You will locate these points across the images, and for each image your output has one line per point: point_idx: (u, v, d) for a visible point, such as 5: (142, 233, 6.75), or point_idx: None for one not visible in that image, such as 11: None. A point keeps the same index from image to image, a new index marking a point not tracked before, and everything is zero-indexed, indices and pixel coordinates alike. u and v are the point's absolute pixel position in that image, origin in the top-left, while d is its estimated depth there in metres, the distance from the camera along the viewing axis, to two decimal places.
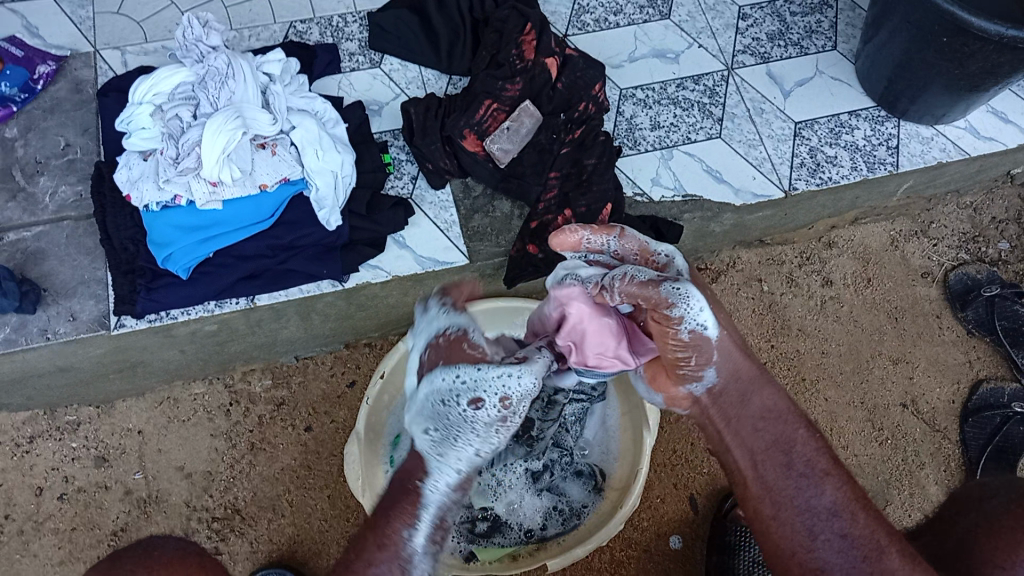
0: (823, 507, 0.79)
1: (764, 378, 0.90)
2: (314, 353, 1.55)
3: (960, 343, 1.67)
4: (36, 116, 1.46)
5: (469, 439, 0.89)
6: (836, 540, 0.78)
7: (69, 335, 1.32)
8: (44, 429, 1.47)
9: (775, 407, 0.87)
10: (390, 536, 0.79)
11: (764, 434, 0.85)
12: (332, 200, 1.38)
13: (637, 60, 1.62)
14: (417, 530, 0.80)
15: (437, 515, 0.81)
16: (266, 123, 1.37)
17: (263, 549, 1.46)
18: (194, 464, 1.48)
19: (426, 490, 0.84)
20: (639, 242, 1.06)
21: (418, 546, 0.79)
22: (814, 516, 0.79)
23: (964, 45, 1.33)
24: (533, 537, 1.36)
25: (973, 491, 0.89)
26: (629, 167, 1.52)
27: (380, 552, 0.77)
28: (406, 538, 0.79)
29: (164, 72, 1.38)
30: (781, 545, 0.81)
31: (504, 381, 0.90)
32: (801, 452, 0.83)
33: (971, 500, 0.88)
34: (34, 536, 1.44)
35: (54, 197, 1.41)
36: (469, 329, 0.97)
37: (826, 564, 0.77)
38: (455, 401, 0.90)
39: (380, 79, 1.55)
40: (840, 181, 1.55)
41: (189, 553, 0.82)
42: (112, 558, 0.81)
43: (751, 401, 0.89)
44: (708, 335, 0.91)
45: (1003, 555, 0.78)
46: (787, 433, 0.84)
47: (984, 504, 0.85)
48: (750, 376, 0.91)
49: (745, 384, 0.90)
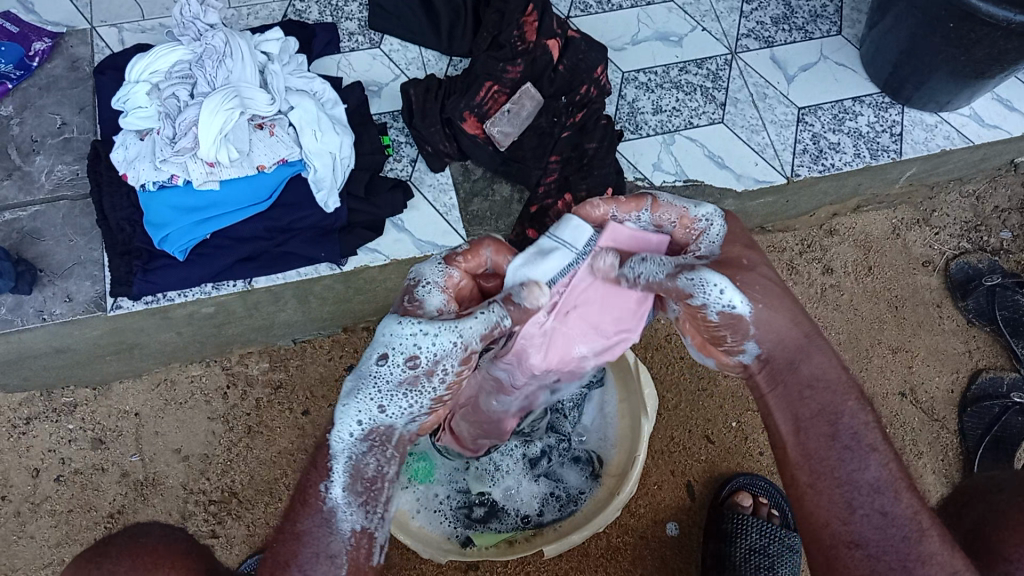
0: (867, 481, 0.75)
1: (814, 345, 0.84)
2: (313, 336, 1.54)
3: (960, 332, 1.67)
4: (32, 94, 1.44)
5: (379, 393, 0.83)
6: (875, 515, 0.73)
7: (65, 316, 1.31)
8: (41, 410, 1.46)
9: (825, 376, 0.81)
10: (311, 492, 0.79)
11: (809, 402, 0.80)
12: (330, 182, 1.36)
13: (640, 42, 1.60)
14: (332, 484, 0.79)
15: (350, 467, 0.81)
16: (264, 103, 1.35)
17: (259, 533, 1.45)
18: (191, 446, 1.48)
19: (334, 440, 0.83)
20: (677, 205, 0.98)
21: (336, 498, 0.78)
22: (855, 489, 0.75)
23: (971, 32, 1.31)
24: (529, 522, 1.35)
25: (977, 483, 0.88)
26: (630, 152, 1.51)
27: (302, 509, 0.78)
28: (322, 491, 0.79)
29: (162, 50, 1.36)
30: (817, 514, 0.76)
31: (415, 340, 0.83)
32: (849, 424, 0.78)
33: (975, 492, 0.87)
34: (30, 517, 1.43)
35: (51, 177, 1.40)
36: (422, 281, 0.90)
37: (861, 536, 0.73)
38: (370, 354, 0.86)
39: (380, 59, 1.53)
40: (842, 167, 1.54)
41: (178, 539, 0.81)
42: (102, 543, 0.80)
43: (800, 367, 0.83)
44: (740, 313, 0.87)
45: (1009, 546, 0.77)
46: (836, 402, 0.79)
47: (987, 496, 0.84)
48: (798, 345, 0.85)
49: (792, 353, 0.85)
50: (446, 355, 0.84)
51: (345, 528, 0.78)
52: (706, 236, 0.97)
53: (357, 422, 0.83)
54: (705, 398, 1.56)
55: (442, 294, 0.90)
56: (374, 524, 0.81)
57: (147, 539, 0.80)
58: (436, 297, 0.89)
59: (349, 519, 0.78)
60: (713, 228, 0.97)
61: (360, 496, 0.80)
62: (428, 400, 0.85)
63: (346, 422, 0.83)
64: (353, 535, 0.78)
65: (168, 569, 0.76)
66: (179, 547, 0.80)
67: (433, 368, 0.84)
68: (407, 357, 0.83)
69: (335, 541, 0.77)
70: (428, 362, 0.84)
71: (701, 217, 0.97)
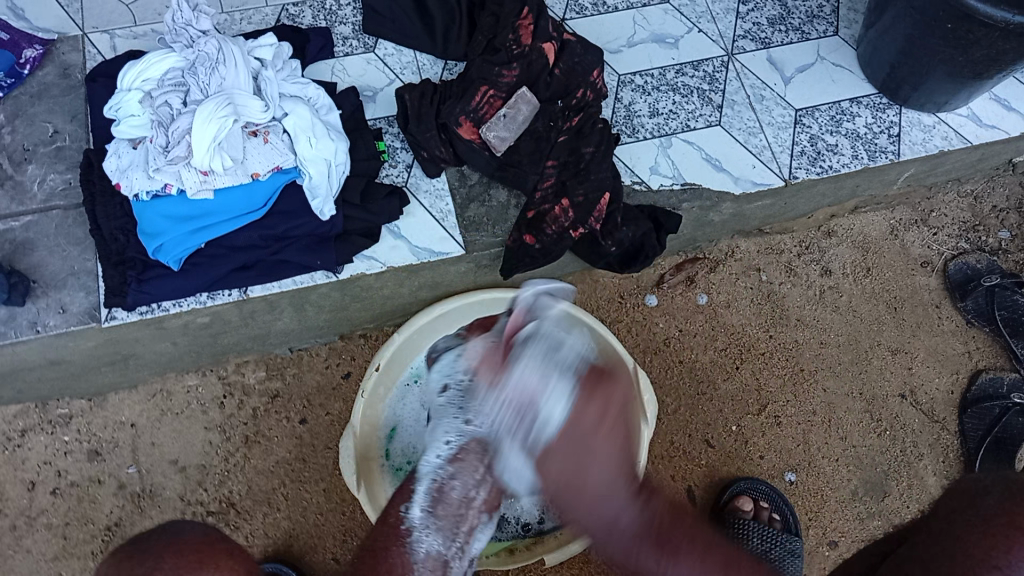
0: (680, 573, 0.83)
1: (592, 456, 0.89)
2: (310, 345, 1.53)
3: (959, 333, 1.66)
4: (23, 102, 1.43)
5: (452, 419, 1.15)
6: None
7: (60, 328, 1.30)
8: (36, 422, 1.45)
9: (602, 489, 0.87)
10: (394, 515, 1.08)
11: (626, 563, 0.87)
12: (325, 189, 1.34)
13: (636, 44, 1.59)
14: (411, 504, 1.09)
15: (431, 480, 1.11)
16: (257, 110, 1.33)
17: (258, 544, 1.44)
18: (188, 457, 1.47)
19: (421, 468, 1.14)
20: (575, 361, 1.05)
21: (413, 515, 1.08)
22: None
23: (968, 32, 1.31)
24: (529, 530, 1.39)
25: (967, 487, 0.87)
26: (627, 155, 1.50)
27: (388, 520, 1.08)
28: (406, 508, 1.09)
29: (154, 58, 1.35)
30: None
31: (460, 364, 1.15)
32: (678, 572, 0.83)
33: (963, 499, 0.85)
34: (26, 531, 1.42)
35: (43, 186, 1.39)
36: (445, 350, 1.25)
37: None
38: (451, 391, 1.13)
39: (374, 63, 1.52)
40: (840, 169, 1.54)
41: (216, 540, 0.84)
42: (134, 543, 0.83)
43: (583, 484, 0.88)
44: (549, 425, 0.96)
45: (999, 554, 0.76)
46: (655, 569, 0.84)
47: (980, 501, 0.83)
48: (582, 458, 0.89)
49: (605, 515, 0.86)
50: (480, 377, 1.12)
51: (423, 543, 1.05)
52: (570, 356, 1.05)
53: (435, 452, 1.14)
54: (705, 401, 1.58)
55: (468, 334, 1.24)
56: (449, 549, 1.07)
57: (185, 535, 0.83)
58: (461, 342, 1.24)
59: (426, 540, 1.05)
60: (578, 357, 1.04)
61: (433, 519, 1.08)
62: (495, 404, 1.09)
63: (429, 453, 1.15)
64: (428, 552, 1.04)
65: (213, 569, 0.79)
66: (217, 546, 0.83)
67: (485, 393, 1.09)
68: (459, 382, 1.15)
69: (415, 555, 1.03)
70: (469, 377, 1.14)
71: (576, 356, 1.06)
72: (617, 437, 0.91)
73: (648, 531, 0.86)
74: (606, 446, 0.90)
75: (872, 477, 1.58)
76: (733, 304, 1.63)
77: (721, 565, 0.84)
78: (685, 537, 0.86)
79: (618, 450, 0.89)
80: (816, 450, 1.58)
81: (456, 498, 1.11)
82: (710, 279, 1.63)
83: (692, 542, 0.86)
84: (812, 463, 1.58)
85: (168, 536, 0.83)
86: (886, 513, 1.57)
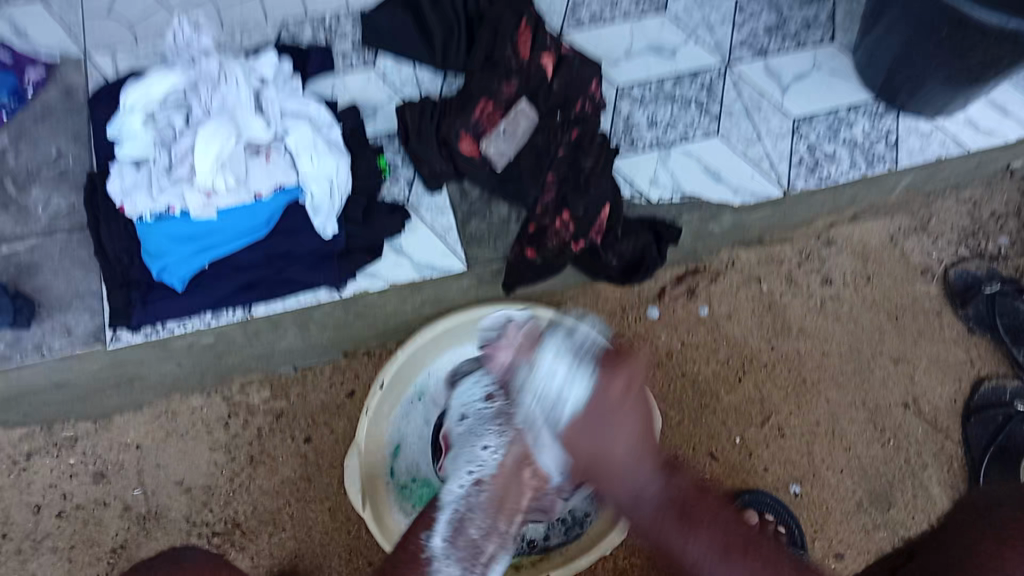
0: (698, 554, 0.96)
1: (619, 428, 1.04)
2: (314, 362, 1.52)
3: (960, 342, 1.65)
4: (27, 123, 1.44)
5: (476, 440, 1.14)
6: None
7: (64, 350, 1.33)
8: (41, 445, 1.45)
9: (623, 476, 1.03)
10: (412, 543, 1.09)
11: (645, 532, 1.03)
12: (328, 206, 1.36)
13: (633, 56, 1.60)
14: (433, 533, 1.09)
15: (452, 514, 1.10)
16: (260, 129, 1.31)
17: (264, 564, 1.45)
18: (193, 478, 1.47)
19: (444, 494, 1.13)
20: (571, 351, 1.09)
21: (434, 545, 1.08)
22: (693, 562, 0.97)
23: (963, 38, 1.32)
24: (535, 547, 1.38)
25: (976, 503, 0.89)
26: (627, 168, 1.52)
27: (404, 554, 1.08)
28: (426, 540, 1.08)
29: (153, 78, 1.30)
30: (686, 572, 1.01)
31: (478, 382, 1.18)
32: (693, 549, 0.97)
33: (971, 512, 0.87)
34: (32, 554, 1.43)
35: (47, 208, 1.40)
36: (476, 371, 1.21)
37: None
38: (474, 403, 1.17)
39: (374, 81, 1.53)
40: (839, 179, 1.57)
41: None
42: None
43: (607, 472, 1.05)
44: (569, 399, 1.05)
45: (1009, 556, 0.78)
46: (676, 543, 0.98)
47: (990, 516, 0.84)
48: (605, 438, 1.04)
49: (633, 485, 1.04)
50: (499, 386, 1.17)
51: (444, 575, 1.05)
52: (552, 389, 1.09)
53: (460, 479, 1.13)
54: (707, 413, 1.58)
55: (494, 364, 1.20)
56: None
57: None
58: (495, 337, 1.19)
59: (446, 572, 1.06)
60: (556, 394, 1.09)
61: (456, 548, 1.08)
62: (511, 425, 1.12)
63: (453, 481, 1.13)
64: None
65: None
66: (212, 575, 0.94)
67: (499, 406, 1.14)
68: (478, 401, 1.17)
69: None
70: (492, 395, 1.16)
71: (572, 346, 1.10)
72: (641, 406, 1.08)
73: (672, 505, 1.00)
74: (630, 420, 1.05)
75: (876, 487, 1.58)
76: (734, 315, 1.62)
77: (740, 550, 0.96)
78: (707, 513, 1.00)
79: (637, 432, 1.03)
80: (820, 462, 1.58)
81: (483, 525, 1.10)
82: (711, 291, 1.62)
83: (715, 520, 0.99)
84: (816, 474, 1.58)
85: None
86: (891, 524, 1.57)
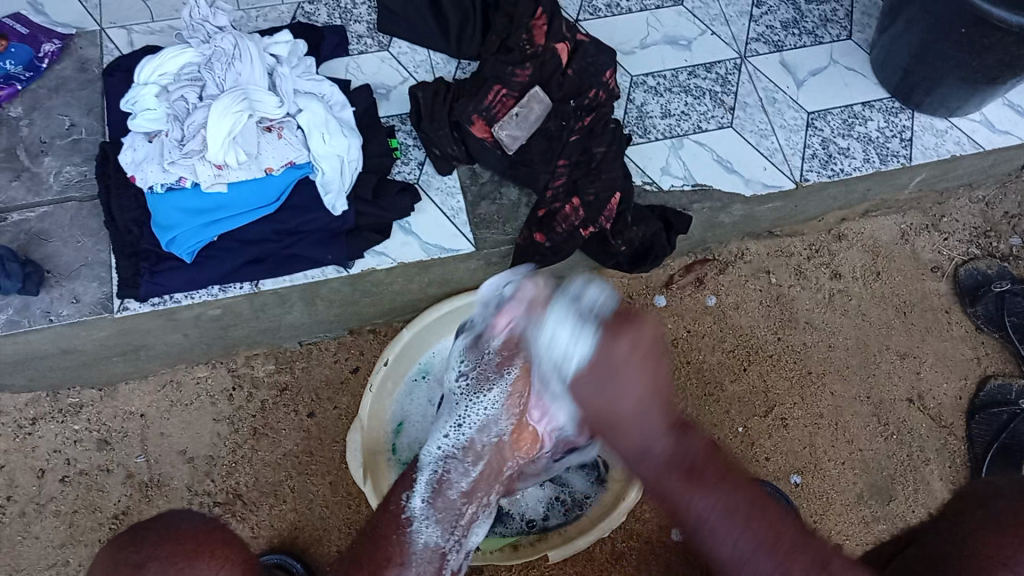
0: (716, 512, 0.74)
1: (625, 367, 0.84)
2: (318, 339, 1.54)
3: (968, 338, 1.66)
4: (40, 94, 1.44)
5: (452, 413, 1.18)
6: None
7: (72, 318, 1.31)
8: (47, 411, 1.47)
9: (633, 426, 0.80)
10: (394, 505, 1.09)
11: (654, 496, 0.80)
12: (338, 185, 1.35)
13: (649, 46, 1.59)
14: (415, 493, 1.10)
15: (432, 481, 1.12)
16: (273, 105, 1.34)
17: (265, 535, 1.45)
18: (196, 448, 1.48)
19: (426, 454, 1.17)
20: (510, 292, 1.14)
21: (416, 505, 1.09)
22: (707, 520, 0.74)
23: (982, 37, 1.31)
24: (534, 527, 1.41)
25: (976, 491, 0.89)
26: (639, 156, 1.50)
27: (385, 514, 1.07)
28: (406, 501, 1.09)
29: (171, 52, 1.36)
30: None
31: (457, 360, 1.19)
32: (699, 510, 0.75)
33: (974, 500, 0.88)
34: (36, 518, 1.43)
35: (59, 178, 1.40)
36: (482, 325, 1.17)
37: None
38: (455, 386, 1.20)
39: (388, 61, 1.52)
40: (852, 173, 1.54)
41: (216, 529, 0.80)
42: (134, 529, 0.78)
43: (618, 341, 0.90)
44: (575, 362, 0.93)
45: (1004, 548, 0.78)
46: (683, 499, 0.76)
47: (990, 503, 0.85)
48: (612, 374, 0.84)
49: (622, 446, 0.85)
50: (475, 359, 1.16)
51: (424, 535, 1.06)
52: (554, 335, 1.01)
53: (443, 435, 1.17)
54: (713, 403, 1.58)
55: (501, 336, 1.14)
56: (447, 542, 1.08)
57: (185, 524, 0.79)
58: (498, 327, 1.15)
59: (427, 531, 1.06)
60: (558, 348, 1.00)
61: (436, 506, 1.09)
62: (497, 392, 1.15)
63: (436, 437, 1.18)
64: (427, 542, 1.05)
65: (208, 558, 0.75)
66: (217, 534, 0.79)
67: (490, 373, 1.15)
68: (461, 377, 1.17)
69: (416, 543, 1.04)
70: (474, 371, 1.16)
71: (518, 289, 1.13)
72: (648, 371, 0.84)
73: (680, 461, 0.77)
74: (637, 382, 0.83)
75: (877, 480, 1.58)
76: (741, 307, 1.62)
77: (745, 504, 0.75)
78: (723, 474, 0.77)
79: (651, 387, 0.82)
80: (822, 453, 1.58)
81: (464, 483, 1.13)
82: (719, 281, 1.63)
83: (729, 477, 0.77)
84: (818, 465, 1.57)
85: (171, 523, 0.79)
86: (890, 516, 1.56)
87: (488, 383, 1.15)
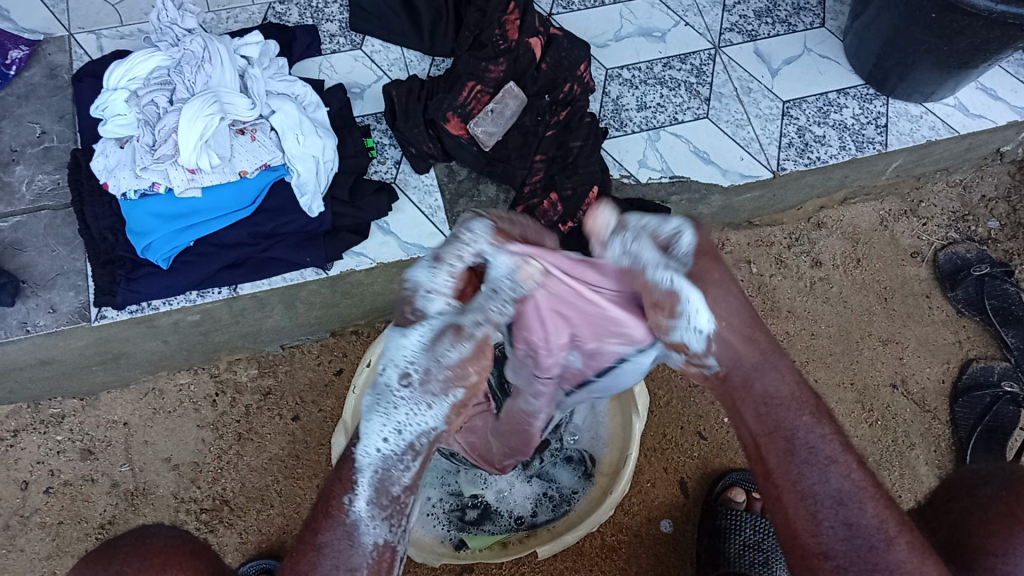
0: (829, 494, 0.77)
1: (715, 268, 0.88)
2: (301, 341, 1.53)
3: (949, 323, 1.67)
4: (10, 102, 1.42)
5: (386, 412, 0.88)
6: (839, 527, 0.76)
7: (50, 328, 1.30)
8: (28, 422, 1.45)
9: (741, 362, 0.85)
10: (336, 506, 0.84)
11: (765, 418, 0.82)
12: (314, 186, 1.34)
13: (623, 38, 1.59)
14: (355, 497, 0.84)
15: (376, 479, 0.86)
16: (244, 108, 1.32)
17: (252, 540, 1.45)
18: (181, 455, 1.47)
19: (359, 456, 0.87)
20: (453, 247, 0.91)
21: (360, 512, 0.84)
22: (819, 503, 0.77)
23: (952, 22, 1.31)
24: (522, 524, 1.41)
25: (965, 477, 0.92)
26: (616, 149, 1.51)
27: (325, 522, 0.83)
28: (347, 505, 0.84)
29: (139, 57, 1.34)
30: (790, 525, 0.79)
31: (403, 348, 0.89)
32: (805, 438, 0.80)
33: (961, 488, 0.91)
34: (20, 530, 1.42)
35: (31, 186, 1.38)
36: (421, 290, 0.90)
37: (829, 548, 0.76)
38: (398, 371, 0.89)
39: (362, 61, 1.52)
40: (828, 160, 1.54)
41: (184, 543, 0.82)
42: (107, 546, 0.82)
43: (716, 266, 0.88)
44: (687, 263, 0.87)
45: (997, 542, 0.82)
46: (791, 418, 0.81)
47: (976, 490, 0.89)
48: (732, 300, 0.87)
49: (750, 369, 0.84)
50: (430, 356, 0.88)
51: (368, 542, 0.83)
52: (637, 247, 0.88)
53: (378, 437, 0.87)
54: (697, 394, 1.58)
55: (443, 299, 0.90)
56: (397, 537, 0.86)
57: (156, 539, 0.81)
58: (435, 302, 0.90)
59: (373, 533, 0.83)
60: (644, 249, 0.88)
61: (384, 509, 0.85)
62: (449, 397, 0.88)
63: (368, 437, 0.87)
64: (376, 549, 0.83)
65: (178, 569, 0.78)
66: (187, 547, 0.82)
67: (437, 386, 0.88)
68: (406, 367, 0.89)
69: (359, 554, 0.82)
70: (421, 370, 0.88)
71: (475, 238, 0.91)
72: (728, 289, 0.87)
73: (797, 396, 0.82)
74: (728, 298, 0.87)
75: None
76: None
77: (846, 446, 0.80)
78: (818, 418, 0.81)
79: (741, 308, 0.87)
80: None
81: (408, 481, 0.88)
82: None
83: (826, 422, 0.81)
84: None
85: (141, 537, 0.82)
86: None
87: (440, 387, 0.88)
